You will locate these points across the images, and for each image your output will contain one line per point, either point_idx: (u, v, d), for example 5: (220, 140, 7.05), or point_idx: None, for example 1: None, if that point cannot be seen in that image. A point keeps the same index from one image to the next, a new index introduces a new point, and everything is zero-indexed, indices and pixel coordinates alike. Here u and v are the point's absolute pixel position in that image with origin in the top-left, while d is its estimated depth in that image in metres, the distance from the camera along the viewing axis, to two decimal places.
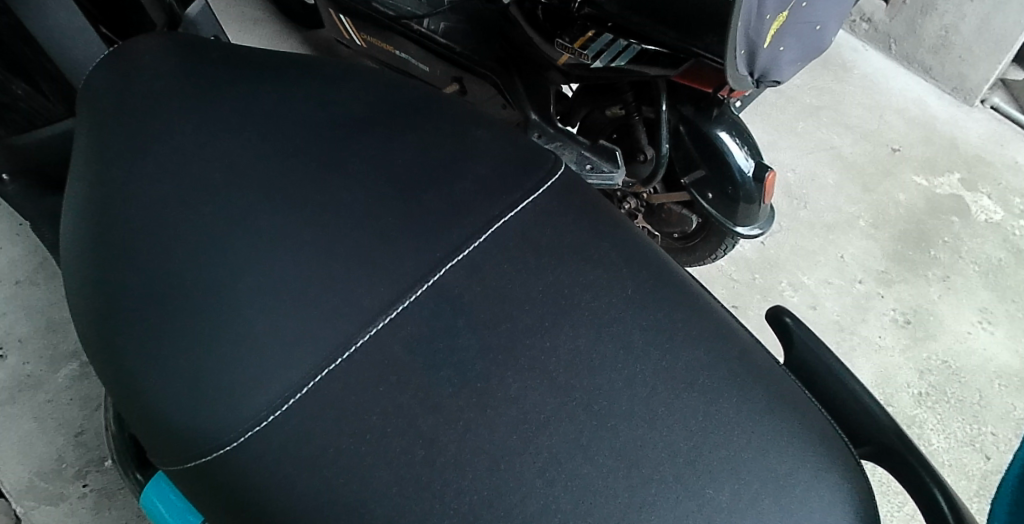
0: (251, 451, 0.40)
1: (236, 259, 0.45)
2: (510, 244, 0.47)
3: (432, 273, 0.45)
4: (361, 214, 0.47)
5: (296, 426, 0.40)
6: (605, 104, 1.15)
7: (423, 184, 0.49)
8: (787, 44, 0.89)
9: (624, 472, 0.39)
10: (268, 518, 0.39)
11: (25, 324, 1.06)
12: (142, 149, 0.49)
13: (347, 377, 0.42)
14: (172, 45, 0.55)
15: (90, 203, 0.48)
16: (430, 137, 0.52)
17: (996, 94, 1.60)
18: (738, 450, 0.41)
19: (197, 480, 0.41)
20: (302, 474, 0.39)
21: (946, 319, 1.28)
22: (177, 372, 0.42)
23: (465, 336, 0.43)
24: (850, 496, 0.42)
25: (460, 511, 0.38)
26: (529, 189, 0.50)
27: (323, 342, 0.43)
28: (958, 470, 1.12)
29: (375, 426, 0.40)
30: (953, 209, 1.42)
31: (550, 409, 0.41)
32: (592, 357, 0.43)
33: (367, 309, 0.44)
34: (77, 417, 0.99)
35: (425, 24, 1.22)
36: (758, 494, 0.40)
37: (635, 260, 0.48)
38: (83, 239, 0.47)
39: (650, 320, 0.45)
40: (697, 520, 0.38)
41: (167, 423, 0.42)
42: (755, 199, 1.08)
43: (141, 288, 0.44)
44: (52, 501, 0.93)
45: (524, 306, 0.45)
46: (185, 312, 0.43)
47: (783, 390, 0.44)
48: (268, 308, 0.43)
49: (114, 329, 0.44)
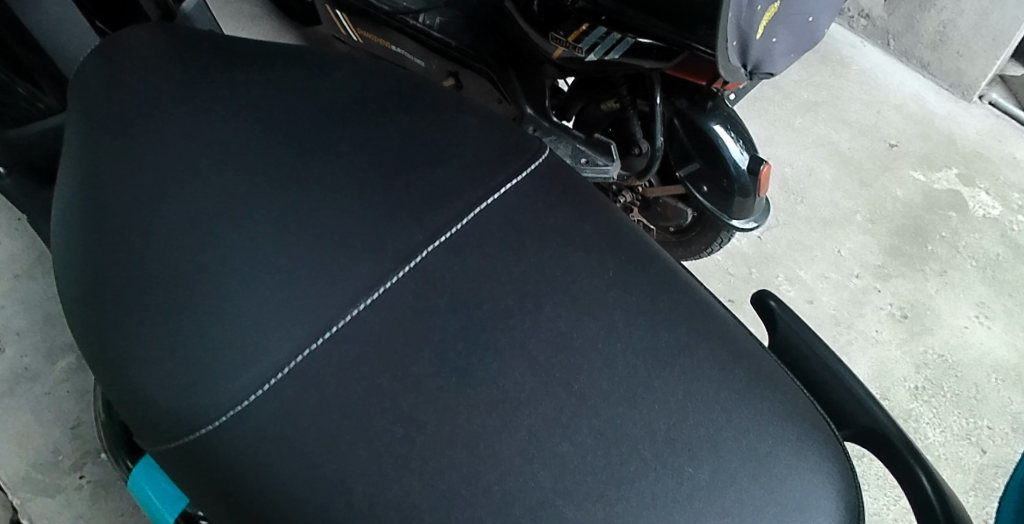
0: (233, 430, 0.40)
1: (221, 242, 0.45)
2: (493, 227, 0.47)
3: (416, 254, 0.46)
4: (346, 199, 0.48)
5: (277, 405, 0.41)
6: (599, 97, 1.15)
7: (407, 167, 0.49)
8: (779, 35, 0.89)
9: (603, 450, 0.40)
10: (249, 495, 0.39)
11: (23, 317, 1.06)
12: (131, 135, 0.49)
13: (330, 357, 0.42)
14: (162, 34, 0.55)
15: (79, 191, 0.49)
16: (415, 122, 0.52)
17: (995, 90, 1.60)
18: (717, 429, 0.41)
19: (183, 460, 0.41)
20: (284, 452, 0.40)
21: (943, 313, 1.28)
22: (160, 353, 0.43)
23: (446, 318, 0.44)
24: (830, 475, 0.42)
25: (439, 489, 0.38)
26: (512, 172, 0.50)
27: (307, 323, 0.43)
28: (954, 463, 1.13)
29: (356, 406, 0.41)
30: (950, 204, 1.42)
31: (530, 388, 0.42)
32: (574, 337, 0.43)
33: (351, 291, 0.44)
34: (74, 410, 1.00)
35: (421, 19, 1.22)
36: (738, 472, 0.40)
37: (618, 242, 0.48)
38: (71, 225, 0.48)
39: (632, 301, 0.45)
40: (676, 498, 0.39)
41: (150, 404, 0.42)
42: (750, 192, 1.08)
43: (128, 272, 0.45)
44: (49, 492, 0.94)
45: (506, 288, 0.45)
46: (169, 295, 0.44)
47: (764, 370, 0.44)
48: (251, 289, 0.44)
49: (101, 313, 0.45)
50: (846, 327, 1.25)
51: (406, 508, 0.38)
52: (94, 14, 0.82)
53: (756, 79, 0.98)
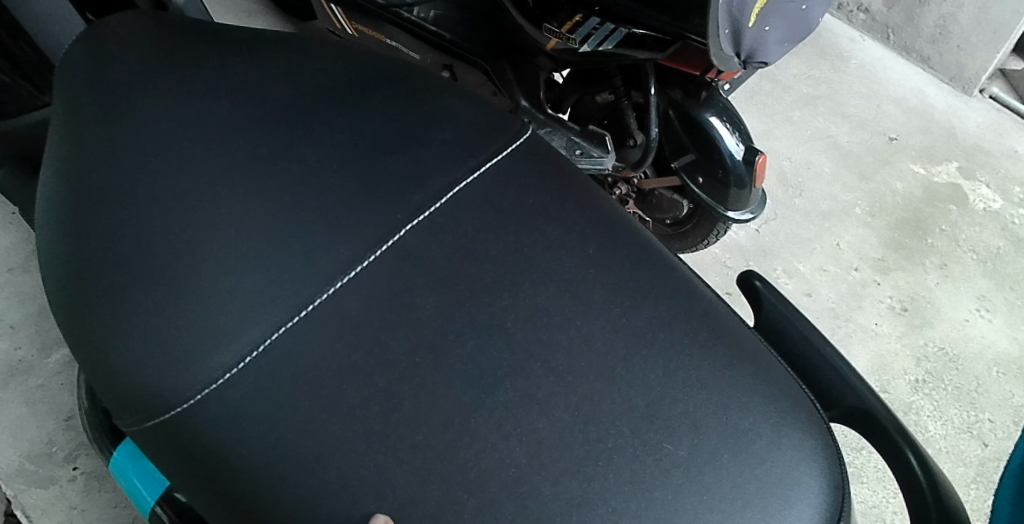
0: (209, 409, 0.40)
1: (200, 222, 0.45)
2: (473, 206, 0.47)
3: (395, 232, 0.45)
4: (326, 180, 0.47)
5: (253, 383, 0.40)
6: (594, 89, 1.14)
7: (388, 148, 0.49)
8: (772, 23, 0.88)
9: (580, 427, 0.40)
10: (225, 474, 0.39)
11: (18, 310, 1.06)
12: (112, 117, 0.49)
13: (306, 335, 0.42)
14: (146, 20, 0.55)
15: (59, 174, 0.49)
16: (396, 103, 0.52)
17: (995, 84, 1.59)
18: (697, 406, 0.41)
19: (160, 440, 0.41)
20: (258, 431, 0.39)
21: (944, 306, 1.27)
22: (137, 332, 0.42)
23: (424, 296, 0.43)
24: (813, 452, 0.42)
25: (415, 465, 0.38)
26: (493, 151, 0.50)
27: (285, 301, 0.43)
28: (955, 456, 1.12)
29: (332, 383, 0.41)
30: (951, 197, 1.41)
31: (507, 366, 0.41)
32: (552, 314, 0.43)
33: (328, 270, 0.44)
34: (68, 402, 1.00)
35: (414, 12, 1.21)
36: (717, 449, 0.40)
37: (600, 222, 0.48)
38: (52, 208, 0.48)
39: (612, 279, 0.45)
40: (655, 473, 0.39)
41: (129, 383, 0.42)
42: (746, 184, 1.07)
43: (108, 252, 0.45)
44: (43, 484, 0.94)
45: (485, 266, 0.45)
46: (146, 275, 0.44)
47: (745, 347, 0.44)
48: (228, 269, 0.44)
49: (80, 294, 0.45)
50: (844, 320, 1.24)
51: (380, 484, 0.38)
52: (85, 7, 0.82)
53: (750, 69, 0.98)
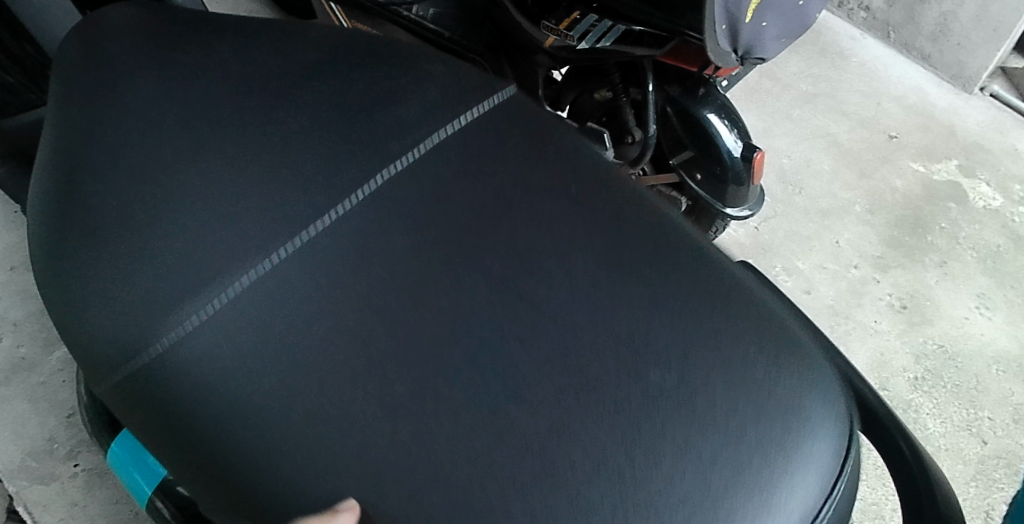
0: (192, 348, 0.46)
1: (189, 190, 0.51)
2: (464, 172, 0.53)
3: (365, 190, 0.51)
4: (309, 150, 0.53)
5: (239, 320, 0.47)
6: (592, 86, 1.14)
7: (361, 117, 0.55)
8: (769, 19, 0.89)
9: None
10: (210, 403, 0.45)
11: (19, 307, 1.07)
12: (107, 110, 0.55)
13: (291, 278, 0.48)
14: None
15: (54, 155, 0.54)
16: (365, 76, 0.57)
17: (996, 82, 1.59)
18: (687, 343, 0.46)
19: (157, 394, 0.46)
20: (252, 360, 0.46)
21: (944, 304, 1.27)
22: (124, 286, 0.48)
23: (397, 250, 0.49)
24: (795, 383, 0.47)
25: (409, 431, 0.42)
26: (455, 116, 0.55)
27: (267, 249, 0.49)
28: (954, 454, 1.12)
29: (322, 320, 0.47)
30: (950, 195, 1.41)
31: (472, 306, 0.48)
32: (531, 262, 0.49)
33: (304, 222, 0.50)
34: (70, 398, 1.01)
35: (414, 10, 1.21)
36: (708, 379, 0.45)
37: (599, 185, 0.53)
38: (47, 186, 0.54)
39: (601, 232, 0.50)
40: (647, 400, 0.44)
41: (114, 332, 0.47)
42: (744, 181, 1.08)
43: (125, 254, 0.49)
44: (44, 480, 0.95)
45: (467, 226, 0.51)
46: (134, 236, 0.50)
47: (730, 293, 0.49)
48: (210, 225, 0.50)
49: (73, 259, 0.50)
50: (843, 319, 1.25)
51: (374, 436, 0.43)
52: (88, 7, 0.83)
53: (747, 65, 0.98)
